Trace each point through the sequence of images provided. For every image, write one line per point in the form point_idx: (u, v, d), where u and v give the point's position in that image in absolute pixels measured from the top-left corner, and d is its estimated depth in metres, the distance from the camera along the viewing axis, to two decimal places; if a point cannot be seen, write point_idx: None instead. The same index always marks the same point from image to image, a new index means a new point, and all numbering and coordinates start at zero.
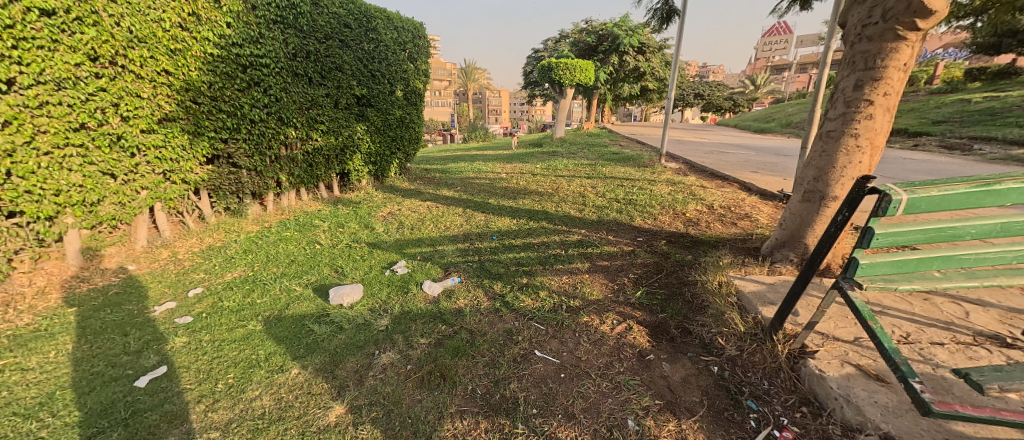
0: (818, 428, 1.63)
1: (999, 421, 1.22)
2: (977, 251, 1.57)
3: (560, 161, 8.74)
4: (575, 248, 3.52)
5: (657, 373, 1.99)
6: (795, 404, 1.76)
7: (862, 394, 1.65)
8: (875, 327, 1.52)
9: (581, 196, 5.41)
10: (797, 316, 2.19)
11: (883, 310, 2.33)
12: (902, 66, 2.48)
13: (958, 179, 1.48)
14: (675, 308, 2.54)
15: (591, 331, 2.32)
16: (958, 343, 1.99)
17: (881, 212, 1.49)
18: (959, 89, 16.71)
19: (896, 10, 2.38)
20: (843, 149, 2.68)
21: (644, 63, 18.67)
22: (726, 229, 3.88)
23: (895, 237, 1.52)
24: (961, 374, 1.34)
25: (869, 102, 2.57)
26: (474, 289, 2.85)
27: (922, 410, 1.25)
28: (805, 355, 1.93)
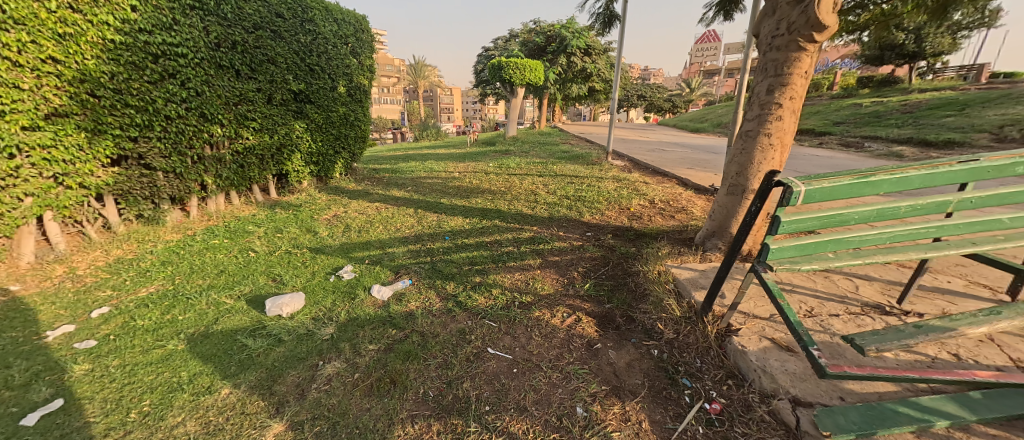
0: (741, 398, 1.81)
1: (877, 377, 1.44)
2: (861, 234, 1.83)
3: (512, 160, 8.82)
4: (527, 245, 3.58)
5: (603, 360, 2.09)
6: (722, 378, 1.94)
7: (776, 364, 1.86)
8: (784, 305, 1.71)
9: (532, 194, 5.51)
10: (724, 299, 2.41)
11: (794, 288, 2.63)
12: (804, 74, 2.81)
13: (845, 172, 1.72)
14: (620, 298, 2.68)
15: (542, 325, 2.38)
16: (850, 314, 2.31)
17: (785, 203, 1.69)
18: (854, 95, 19.23)
19: (798, 23, 2.68)
20: (759, 146, 2.98)
21: (591, 65, 19.35)
22: (665, 222, 4.15)
23: (797, 224, 1.73)
24: (849, 340, 1.55)
25: (779, 105, 2.87)
26: (425, 291, 2.80)
27: (819, 373, 1.44)
28: (730, 333, 2.13)
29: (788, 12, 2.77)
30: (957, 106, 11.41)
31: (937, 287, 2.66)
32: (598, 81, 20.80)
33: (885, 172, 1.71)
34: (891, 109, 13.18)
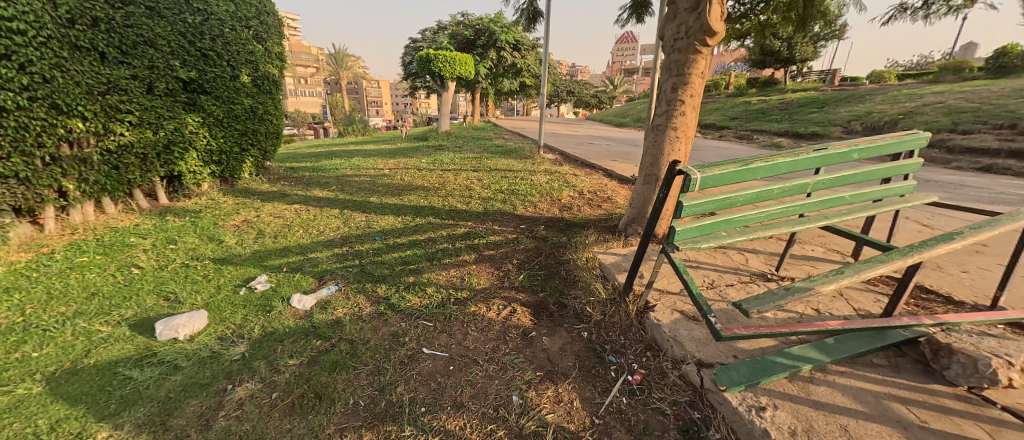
0: (658, 367, 2.00)
1: (761, 334, 1.68)
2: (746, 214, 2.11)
3: (445, 155, 8.64)
4: (463, 241, 3.54)
5: (538, 347, 2.16)
6: (642, 351, 2.12)
7: (684, 333, 2.09)
8: (688, 280, 1.93)
9: (467, 189, 5.46)
10: (643, 279, 2.63)
11: (700, 264, 2.97)
12: (701, 74, 3.14)
13: (730, 160, 1.97)
14: (553, 285, 2.79)
15: (478, 320, 2.38)
16: (742, 283, 2.67)
17: (686, 189, 1.88)
18: (744, 94, 21.99)
19: (694, 28, 2.99)
20: (667, 139, 3.28)
21: (520, 60, 19.60)
22: (592, 211, 4.39)
23: (695, 208, 1.94)
24: (738, 305, 1.79)
25: (682, 102, 3.18)
26: (353, 296, 2.63)
27: (716, 337, 1.66)
28: (648, 309, 2.34)
29: (686, 18, 3.06)
30: (819, 104, 13.64)
31: (806, 255, 3.19)
32: (527, 76, 21.19)
33: (761, 160, 2.00)
34: (771, 106, 15.33)
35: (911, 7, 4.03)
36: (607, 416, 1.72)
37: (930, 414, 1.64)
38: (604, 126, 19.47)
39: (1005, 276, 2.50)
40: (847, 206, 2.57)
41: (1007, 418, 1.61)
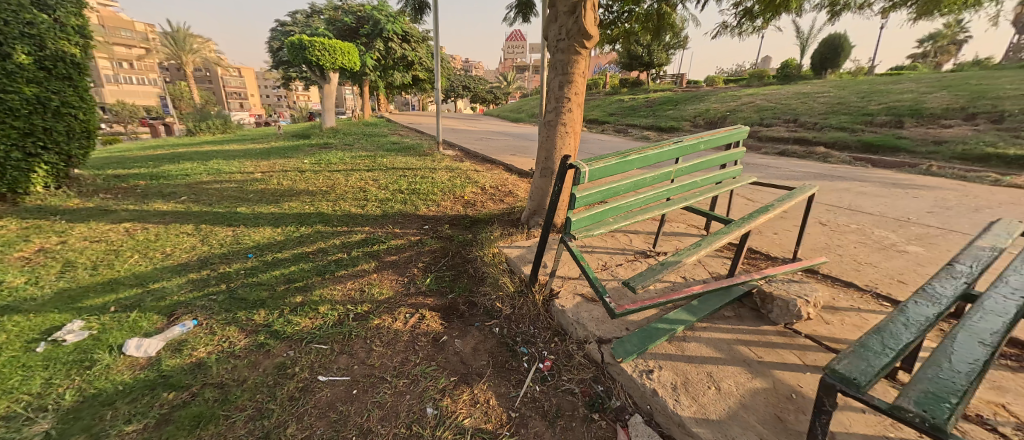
0: (565, 351, 2.11)
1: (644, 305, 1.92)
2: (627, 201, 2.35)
3: (332, 154, 7.89)
4: (360, 249, 3.28)
5: (450, 351, 2.11)
6: (551, 337, 2.22)
7: (586, 315, 2.26)
8: (586, 265, 2.07)
9: (362, 191, 5.07)
10: (547, 268, 2.76)
11: (596, 249, 3.23)
12: (582, 73, 3.38)
13: (611, 153, 2.17)
14: (461, 285, 2.75)
15: (383, 333, 2.23)
16: (630, 262, 2.99)
17: (577, 181, 2.01)
18: (620, 92, 24.57)
19: (574, 30, 3.20)
20: (558, 134, 3.46)
21: (410, 53, 18.87)
22: (496, 206, 4.45)
23: (586, 198, 2.08)
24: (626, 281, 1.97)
25: (568, 99, 3.39)
26: (220, 331, 2.23)
27: (612, 314, 1.87)
28: (553, 297, 2.47)
29: (565, 20, 3.25)
30: (678, 102, 15.91)
31: (678, 233, 3.70)
32: (416, 68, 20.49)
33: (636, 152, 2.25)
34: (641, 104, 17.39)
35: (729, 28, 4.88)
36: (523, 408, 1.77)
37: (764, 351, 2.06)
38: (498, 120, 19.93)
39: (802, 235, 3.27)
40: (699, 190, 3.07)
41: (812, 347, 2.11)
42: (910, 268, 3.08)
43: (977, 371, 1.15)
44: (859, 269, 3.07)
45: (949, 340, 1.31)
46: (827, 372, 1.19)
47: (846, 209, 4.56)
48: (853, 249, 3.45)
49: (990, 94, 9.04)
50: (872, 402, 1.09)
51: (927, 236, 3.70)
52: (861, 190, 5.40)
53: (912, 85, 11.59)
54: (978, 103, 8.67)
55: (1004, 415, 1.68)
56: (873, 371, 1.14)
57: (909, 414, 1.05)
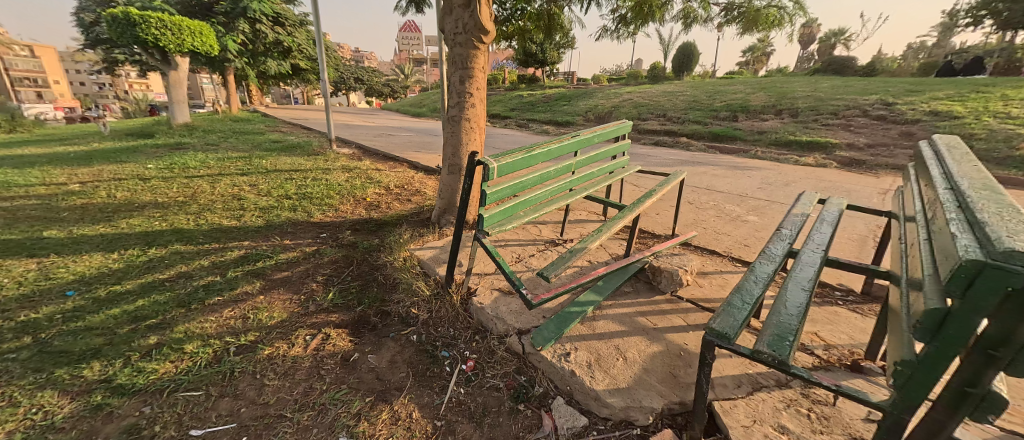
0: (487, 348, 2.10)
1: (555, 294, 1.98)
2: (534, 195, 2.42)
3: (192, 156, 6.70)
4: (238, 268, 2.84)
5: (363, 369, 1.95)
6: (472, 336, 2.19)
7: (505, 309, 2.28)
8: (500, 260, 2.08)
9: (237, 199, 4.41)
10: (462, 266, 2.72)
11: (508, 242, 3.28)
12: (482, 68, 3.38)
13: (517, 149, 2.20)
14: (370, 295, 2.56)
15: (279, 362, 1.96)
16: (541, 252, 3.11)
17: (486, 177, 1.98)
18: (518, 88, 25.38)
19: (470, 24, 3.17)
20: (464, 130, 3.42)
21: (287, 39, 16.86)
22: (404, 206, 4.25)
23: (496, 194, 2.09)
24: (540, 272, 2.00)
25: (471, 94, 3.36)
26: (29, 397, 1.70)
27: (529, 305, 1.91)
28: (471, 295, 2.45)
29: (461, 13, 3.19)
30: (571, 98, 16.99)
31: (581, 220, 3.96)
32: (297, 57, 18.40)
33: (539, 147, 2.32)
34: (539, 99, 18.17)
35: (607, 31, 5.29)
36: (448, 414, 1.71)
37: (659, 319, 2.33)
38: (394, 116, 19.03)
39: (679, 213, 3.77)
40: (595, 181, 3.32)
41: (693, 310, 2.44)
42: (755, 234, 3.77)
43: (802, 311, 1.48)
44: (720, 238, 3.65)
45: (784, 289, 1.64)
46: (707, 330, 1.39)
47: (705, 189, 5.38)
48: (713, 221, 4.10)
49: (792, 94, 11.55)
50: (739, 349, 1.33)
51: (764, 207, 4.57)
52: (714, 172, 6.41)
53: (746, 85, 14.13)
54: (786, 101, 10.99)
55: (818, 341, 2.21)
56: (737, 324, 1.39)
57: (763, 355, 1.31)
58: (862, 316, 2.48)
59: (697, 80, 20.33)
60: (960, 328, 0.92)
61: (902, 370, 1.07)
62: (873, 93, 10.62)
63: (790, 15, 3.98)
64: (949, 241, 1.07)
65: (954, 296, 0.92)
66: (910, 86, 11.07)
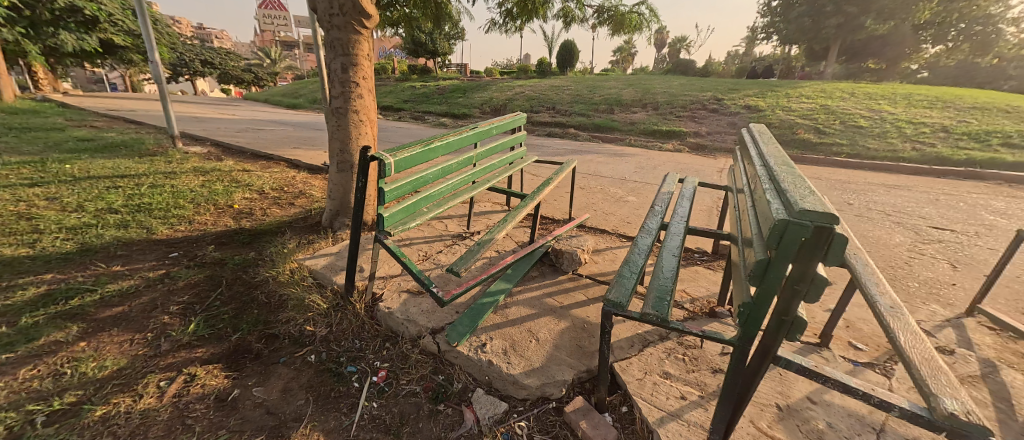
0: (399, 353, 1.98)
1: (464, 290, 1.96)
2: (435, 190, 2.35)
3: None
4: (37, 308, 2.13)
5: (249, 406, 1.65)
6: (381, 344, 2.04)
7: (415, 309, 2.19)
8: (405, 260, 1.97)
9: (30, 216, 3.34)
10: (363, 271, 2.53)
11: (412, 241, 3.14)
12: (367, 56, 3.12)
13: (413, 143, 2.09)
14: (250, 318, 2.19)
15: (123, 420, 1.53)
16: (448, 247, 3.06)
17: (383, 175, 1.83)
18: (407, 79, 24.33)
19: (348, 6, 2.88)
20: (351, 123, 3.14)
21: (101, 11, 13.34)
22: (284, 212, 3.76)
23: (395, 191, 1.95)
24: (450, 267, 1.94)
25: (356, 84, 3.09)
26: None
27: (439, 303, 1.86)
28: (376, 301, 2.29)
29: None
30: (464, 90, 16.90)
31: (483, 211, 4.00)
32: (105, 31, 14.12)
33: (436, 140, 2.24)
34: (431, 91, 17.70)
35: (495, 24, 5.34)
36: (361, 433, 1.56)
37: (563, 298, 2.48)
38: (264, 107, 16.67)
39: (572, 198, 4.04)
40: (493, 173, 3.36)
41: (591, 285, 2.66)
42: (634, 211, 4.25)
43: (674, 273, 1.71)
44: (607, 218, 4.03)
45: (660, 256, 1.87)
46: (605, 302, 1.50)
47: (592, 174, 5.86)
48: (601, 203, 4.49)
49: (653, 90, 13.23)
50: (629, 314, 1.48)
51: (639, 188, 5.17)
52: (599, 159, 7.02)
53: (618, 81, 15.77)
54: (649, 96, 12.55)
55: (687, 296, 2.60)
56: (627, 294, 1.53)
57: (649, 316, 1.46)
58: (715, 271, 2.99)
59: (577, 76, 21.99)
60: (776, 271, 1.15)
61: (742, 311, 1.30)
62: (712, 89, 12.77)
63: (648, 22, 4.56)
64: (765, 206, 1.33)
65: (771, 249, 1.14)
66: (732, 85, 13.61)
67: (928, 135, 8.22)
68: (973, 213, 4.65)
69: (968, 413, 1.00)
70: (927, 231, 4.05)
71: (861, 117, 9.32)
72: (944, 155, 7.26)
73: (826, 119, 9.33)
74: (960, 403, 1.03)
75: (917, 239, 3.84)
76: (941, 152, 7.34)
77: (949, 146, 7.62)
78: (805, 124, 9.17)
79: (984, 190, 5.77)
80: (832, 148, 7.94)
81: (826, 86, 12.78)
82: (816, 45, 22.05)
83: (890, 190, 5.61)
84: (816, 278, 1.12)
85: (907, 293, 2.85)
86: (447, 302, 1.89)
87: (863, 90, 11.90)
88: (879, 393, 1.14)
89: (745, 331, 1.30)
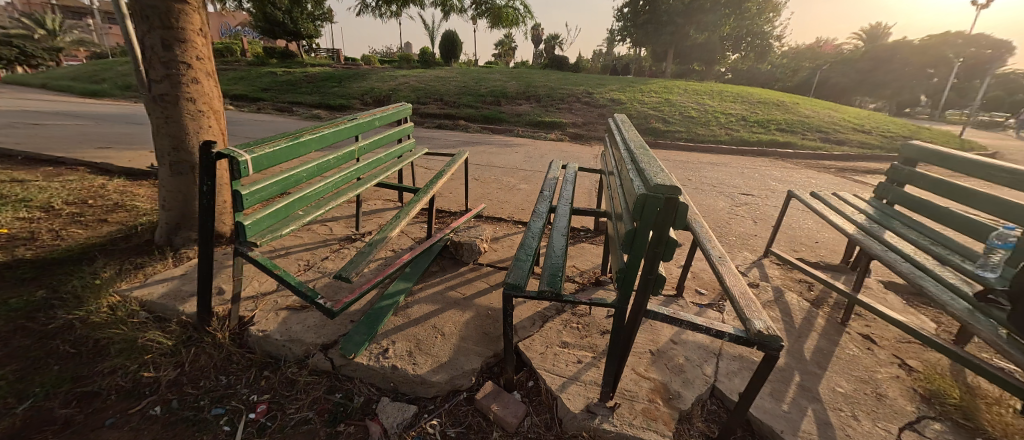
0: (283, 379, 1.71)
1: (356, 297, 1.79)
2: (308, 191, 2.09)
3: None
4: None
5: None
6: (258, 374, 1.73)
7: (297, 326, 1.93)
8: (279, 272, 1.72)
9: None
10: (223, 293, 2.12)
11: (287, 249, 2.76)
12: (198, 31, 2.59)
13: (275, 137, 1.81)
14: (48, 376, 1.60)
15: None
16: (333, 252, 2.78)
17: (237, 175, 1.54)
18: (264, 65, 21.13)
19: None
20: (185, 114, 2.59)
21: None
22: (94, 231, 2.91)
23: (258, 194, 1.67)
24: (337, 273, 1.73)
25: (186, 65, 2.55)
26: None
27: (328, 314, 1.67)
28: (245, 325, 1.95)
29: None
30: (337, 79, 15.42)
31: (370, 209, 3.72)
32: None
33: (304, 133, 1.99)
34: (297, 79, 15.70)
35: (366, 6, 4.95)
36: None
37: (464, 289, 2.46)
38: (54, 95, 12.70)
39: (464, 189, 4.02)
40: (377, 169, 3.14)
41: (489, 272, 2.70)
42: (521, 197, 4.44)
43: (564, 252, 1.82)
44: (497, 205, 4.12)
45: (550, 238, 1.96)
46: (506, 287, 1.52)
47: (482, 165, 5.90)
48: (494, 193, 4.56)
49: (534, 83, 13.88)
50: (527, 294, 1.53)
51: (524, 175, 5.41)
52: (490, 150, 7.11)
53: (499, 74, 16.17)
54: (530, 88, 13.16)
55: (575, 270, 2.82)
56: (524, 276, 1.58)
57: (545, 293, 1.52)
58: (595, 245, 3.30)
59: (459, 67, 21.86)
60: (642, 239, 1.29)
61: (620, 277, 1.43)
62: (582, 84, 13.98)
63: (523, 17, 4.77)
64: (630, 184, 1.49)
65: (636, 220, 1.27)
66: (600, 81, 15.10)
67: (737, 122, 10.36)
68: (765, 181, 6.03)
69: (769, 327, 1.29)
70: (738, 196, 5.10)
71: (694, 109, 11.25)
72: (747, 138, 9.23)
73: (671, 110, 11.03)
74: (764, 321, 1.32)
75: (735, 203, 4.82)
76: (744, 136, 9.31)
77: (748, 131, 9.71)
78: (654, 114, 10.67)
79: (769, 163, 7.51)
80: (676, 135, 9.41)
81: (667, 83, 15.05)
82: (659, 47, 25.73)
83: (714, 167, 6.90)
84: (670, 242, 1.29)
85: (730, 245, 3.55)
86: (339, 312, 1.72)
87: (693, 87, 14.39)
88: (715, 325, 1.35)
89: (620, 294, 1.43)
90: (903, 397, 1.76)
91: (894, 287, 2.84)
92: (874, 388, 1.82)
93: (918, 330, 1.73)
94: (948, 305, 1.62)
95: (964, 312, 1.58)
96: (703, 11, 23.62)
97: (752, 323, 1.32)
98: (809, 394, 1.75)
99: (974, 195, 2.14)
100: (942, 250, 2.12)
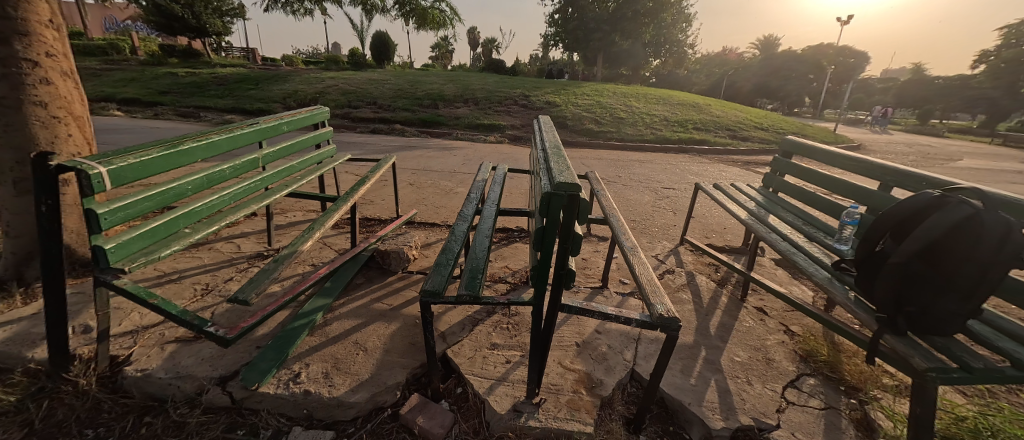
0: (169, 423, 1.49)
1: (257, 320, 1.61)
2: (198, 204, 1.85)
3: None
4: None
5: None
6: (137, 420, 1.49)
7: (187, 360, 1.70)
8: (157, 302, 1.49)
9: None
10: (91, 331, 1.81)
11: (181, 273, 2.43)
12: (46, 23, 2.19)
13: (145, 146, 1.58)
14: None
15: None
16: (238, 272, 2.50)
17: (89, 191, 1.31)
18: (161, 64, 18.52)
19: None
20: (34, 121, 2.17)
21: None
22: None
23: (123, 212, 1.43)
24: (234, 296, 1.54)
25: (32, 63, 2.13)
26: None
27: (223, 343, 1.48)
28: (119, 366, 1.67)
29: None
30: (253, 81, 14.04)
31: (288, 221, 3.43)
32: None
33: (186, 140, 1.77)
34: (203, 81, 14.02)
35: None
36: None
37: (391, 299, 2.35)
38: None
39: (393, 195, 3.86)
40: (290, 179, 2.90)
41: (419, 280, 2.61)
42: (455, 201, 4.37)
43: (487, 253, 1.81)
44: (429, 211, 4.01)
45: (474, 240, 1.94)
46: (424, 294, 1.47)
47: (417, 169, 5.73)
48: (427, 198, 4.43)
49: (470, 86, 13.83)
50: (446, 300, 1.49)
51: (460, 179, 5.33)
52: (427, 154, 6.92)
53: (435, 77, 15.86)
54: (467, 91, 13.10)
55: (507, 270, 2.83)
56: (443, 281, 1.54)
57: (463, 296, 1.50)
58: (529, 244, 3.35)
59: (394, 70, 21.00)
60: (551, 236, 1.32)
61: (535, 274, 1.45)
62: (517, 87, 14.21)
63: None
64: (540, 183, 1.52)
65: (544, 217, 1.30)
66: (535, 84, 15.40)
67: (660, 123, 11.19)
68: (685, 175, 6.57)
69: (669, 310, 1.40)
70: (662, 190, 5.51)
71: (622, 110, 11.98)
72: (670, 137, 10.01)
73: (601, 112, 11.63)
74: (664, 305, 1.43)
75: (661, 197, 5.19)
76: (667, 135, 10.06)
77: (670, 131, 10.53)
78: (587, 116, 11.15)
79: (690, 160, 8.20)
80: (609, 135, 9.91)
81: (598, 86, 15.82)
82: (588, 53, 27.01)
83: (643, 164, 7.39)
84: (576, 236, 1.33)
85: (654, 236, 3.82)
86: (237, 339, 1.53)
87: (620, 90, 15.31)
88: (623, 313, 1.43)
89: (536, 291, 1.45)
90: (786, 359, 2.02)
91: (783, 264, 3.24)
92: (763, 354, 2.06)
93: (793, 299, 2.00)
94: (814, 275, 1.90)
95: (825, 280, 1.85)
96: (625, 21, 25.33)
97: (654, 307, 1.42)
98: (712, 367, 1.93)
99: (833, 180, 2.51)
100: (811, 229, 2.47)
